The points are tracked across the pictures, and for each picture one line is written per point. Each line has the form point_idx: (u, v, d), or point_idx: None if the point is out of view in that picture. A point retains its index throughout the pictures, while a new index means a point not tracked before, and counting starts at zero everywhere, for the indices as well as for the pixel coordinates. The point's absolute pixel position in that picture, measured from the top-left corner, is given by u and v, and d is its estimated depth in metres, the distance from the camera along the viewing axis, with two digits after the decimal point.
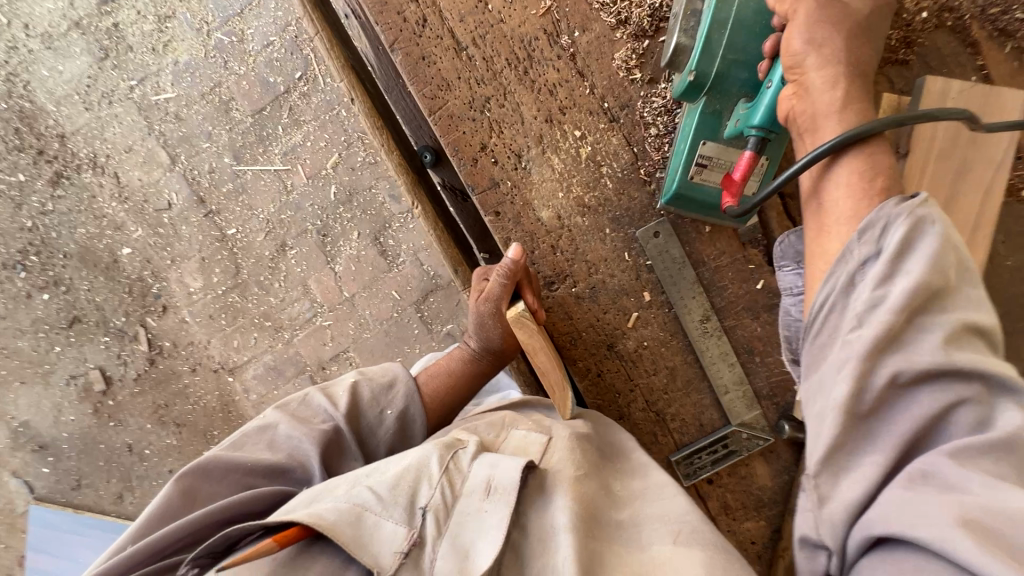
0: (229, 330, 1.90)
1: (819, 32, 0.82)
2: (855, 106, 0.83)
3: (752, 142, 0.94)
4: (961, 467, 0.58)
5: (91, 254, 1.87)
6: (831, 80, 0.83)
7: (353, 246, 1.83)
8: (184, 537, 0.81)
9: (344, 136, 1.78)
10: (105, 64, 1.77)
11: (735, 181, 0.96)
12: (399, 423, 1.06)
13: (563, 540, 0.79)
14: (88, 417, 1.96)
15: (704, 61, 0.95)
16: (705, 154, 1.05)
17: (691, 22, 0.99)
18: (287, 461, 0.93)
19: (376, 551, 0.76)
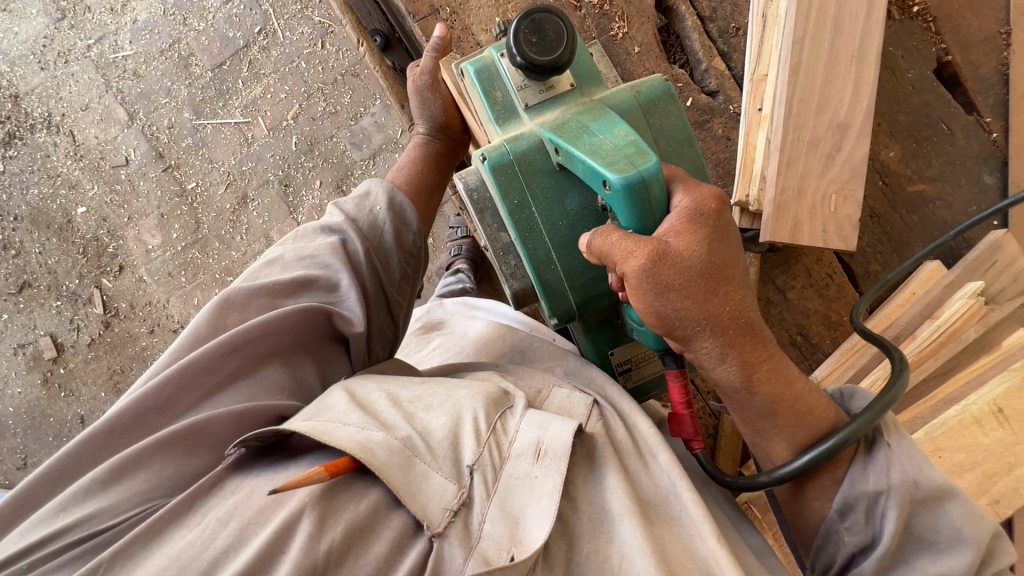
0: (189, 288, 1.81)
1: (649, 283, 0.61)
2: (738, 325, 0.63)
3: (670, 364, 0.77)
4: (928, 522, 0.62)
5: (43, 215, 1.83)
6: (714, 331, 0.62)
7: (316, 195, 1.79)
8: (212, 372, 0.74)
9: (304, 87, 1.80)
10: (62, 24, 1.83)
11: (687, 423, 0.77)
12: (391, 213, 0.94)
13: (630, 529, 0.65)
14: (36, 389, 1.81)
15: (556, 303, 0.79)
16: (624, 360, 0.93)
17: (511, 265, 0.83)
18: (307, 275, 0.83)
19: (426, 502, 0.62)
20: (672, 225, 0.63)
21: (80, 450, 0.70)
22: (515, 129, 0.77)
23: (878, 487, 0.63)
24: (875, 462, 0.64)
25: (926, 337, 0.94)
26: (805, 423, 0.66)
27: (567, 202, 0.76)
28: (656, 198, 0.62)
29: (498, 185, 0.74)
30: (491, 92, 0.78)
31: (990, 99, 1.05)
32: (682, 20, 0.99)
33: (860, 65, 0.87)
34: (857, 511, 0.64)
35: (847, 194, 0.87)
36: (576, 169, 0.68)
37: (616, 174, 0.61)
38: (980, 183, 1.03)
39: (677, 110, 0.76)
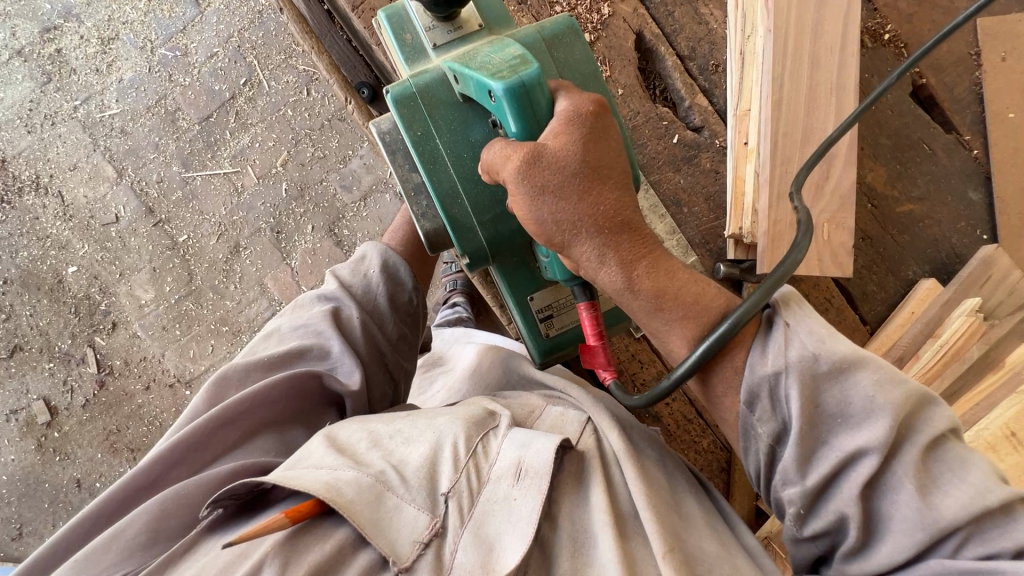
0: (184, 341, 1.79)
1: (524, 186, 0.60)
2: (618, 229, 0.61)
3: (580, 295, 0.75)
4: (840, 392, 0.54)
5: (34, 277, 1.81)
6: (590, 231, 0.61)
7: (308, 240, 1.79)
8: (202, 449, 0.73)
9: (291, 134, 1.81)
10: (49, 87, 1.85)
11: (598, 353, 0.75)
12: (384, 274, 0.93)
13: (605, 543, 0.62)
14: (30, 455, 1.76)
15: (467, 242, 0.77)
16: (543, 307, 0.88)
17: (422, 206, 0.79)
18: (301, 344, 0.83)
19: (395, 536, 0.61)
20: (552, 130, 0.62)
21: (68, 535, 0.68)
22: (423, 66, 0.77)
23: (775, 368, 0.56)
24: (772, 343, 0.57)
25: (928, 357, 0.94)
26: (693, 314, 0.60)
27: (473, 133, 0.75)
28: (539, 103, 0.63)
29: (401, 116, 0.73)
30: (402, 38, 0.79)
31: (967, 118, 1.07)
32: (662, 60, 1.02)
33: (839, 96, 0.89)
34: (762, 399, 0.57)
35: (839, 223, 0.88)
36: (471, 91, 0.68)
37: (498, 80, 0.62)
38: (966, 201, 1.04)
39: (580, 43, 0.76)
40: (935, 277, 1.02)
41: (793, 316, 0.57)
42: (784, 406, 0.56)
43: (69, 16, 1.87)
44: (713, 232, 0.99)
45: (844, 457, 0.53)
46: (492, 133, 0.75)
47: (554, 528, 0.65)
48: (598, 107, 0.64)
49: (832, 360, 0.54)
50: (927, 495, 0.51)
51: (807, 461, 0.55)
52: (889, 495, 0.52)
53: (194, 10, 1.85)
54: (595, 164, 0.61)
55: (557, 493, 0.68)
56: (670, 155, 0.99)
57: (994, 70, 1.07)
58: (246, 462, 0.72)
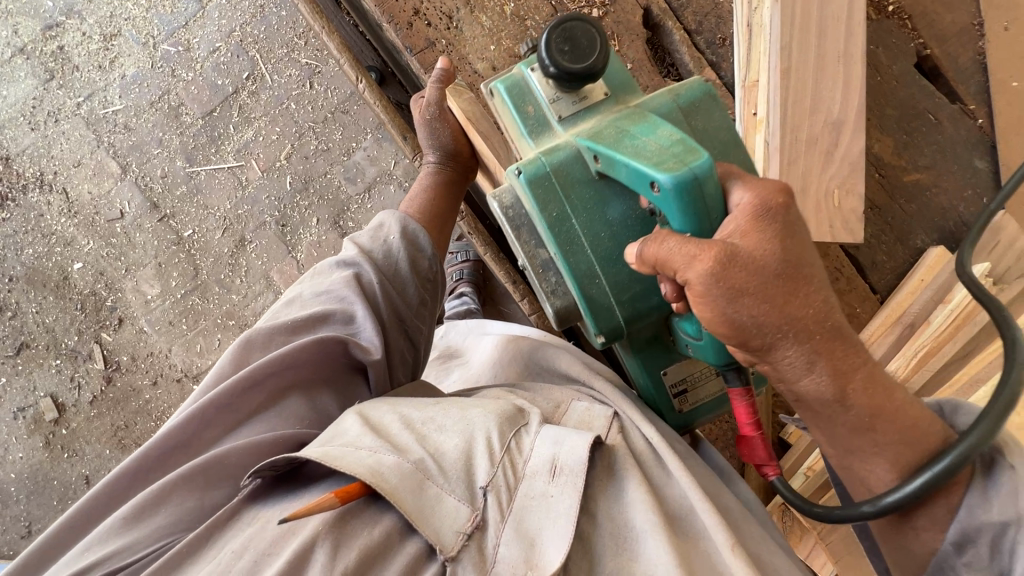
0: (191, 335, 1.79)
1: (717, 289, 0.55)
2: (829, 342, 0.56)
3: (733, 380, 0.69)
4: None
5: (39, 274, 1.82)
6: (796, 337, 0.56)
7: (313, 232, 1.79)
8: (234, 412, 0.74)
9: (295, 127, 1.82)
10: (51, 85, 1.86)
11: (757, 445, 0.70)
12: (404, 241, 0.93)
13: (656, 543, 0.63)
14: (38, 452, 1.76)
15: (602, 319, 0.73)
16: (677, 381, 0.84)
17: (551, 282, 0.77)
18: (324, 309, 0.84)
19: (439, 525, 0.61)
20: (737, 227, 0.57)
21: (106, 490, 0.69)
22: (550, 141, 0.72)
23: (1003, 517, 0.54)
24: (997, 487, 0.55)
25: (941, 321, 0.92)
26: (908, 439, 0.58)
27: (610, 212, 0.71)
28: (713, 197, 0.57)
29: (535, 198, 0.70)
30: (525, 108, 0.74)
31: (971, 87, 1.09)
32: (670, 35, 1.02)
33: (847, 65, 0.90)
34: (978, 544, 0.56)
35: (848, 189, 0.89)
36: (618, 175, 0.65)
37: (665, 173, 0.57)
38: (972, 168, 1.05)
39: (720, 110, 0.70)
40: (944, 246, 1.03)
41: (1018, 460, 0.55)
42: (1004, 557, 0.55)
43: (71, 13, 1.87)
44: None
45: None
46: (628, 211, 0.71)
47: (593, 524, 0.66)
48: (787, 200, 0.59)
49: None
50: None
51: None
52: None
53: (195, 4, 1.85)
54: (795, 266, 0.56)
55: (593, 490, 0.68)
56: None
57: (997, 40, 1.08)
58: (286, 433, 0.73)
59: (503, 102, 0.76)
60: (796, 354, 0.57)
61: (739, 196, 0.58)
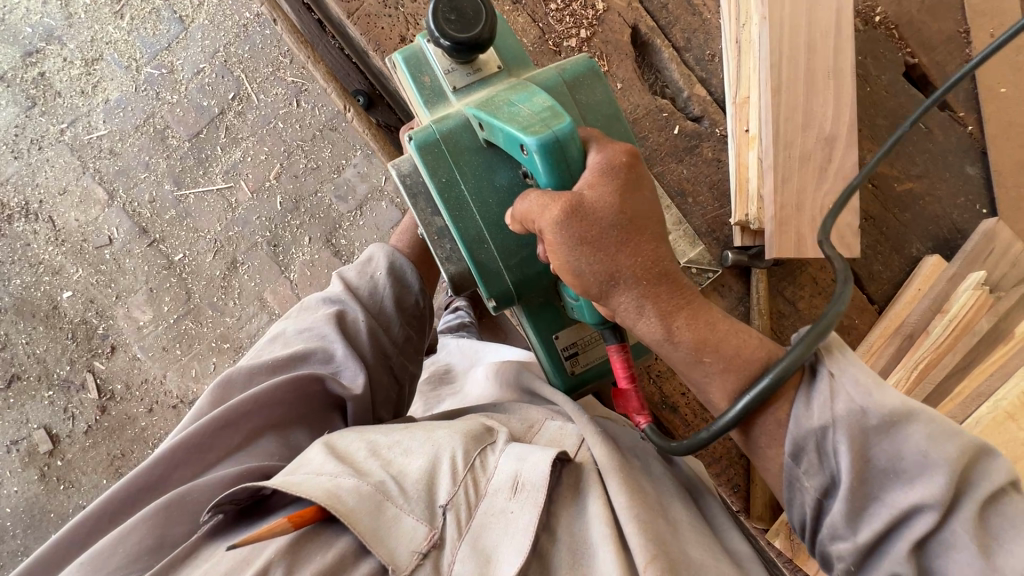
0: (185, 360, 1.76)
1: (563, 237, 0.60)
2: (661, 287, 0.61)
3: (609, 338, 0.75)
4: (893, 440, 0.54)
5: (28, 304, 1.79)
6: (629, 281, 0.61)
7: (305, 252, 1.78)
8: (204, 451, 0.73)
9: (282, 146, 1.80)
10: (33, 112, 1.83)
11: (632, 397, 0.74)
12: (390, 277, 0.93)
13: (605, 555, 0.61)
14: (33, 485, 1.72)
15: (492, 283, 0.78)
16: (568, 345, 0.87)
17: (446, 248, 0.81)
18: (305, 347, 0.83)
19: (394, 545, 0.61)
20: (585, 180, 0.62)
21: (71, 534, 0.68)
22: (444, 110, 0.78)
23: (821, 421, 0.56)
24: (817, 394, 0.57)
25: (940, 332, 0.96)
26: (736, 365, 0.61)
27: (498, 178, 0.75)
28: (572, 156, 0.63)
29: (426, 163, 0.74)
30: (423, 79, 0.80)
31: (959, 95, 1.09)
32: (658, 52, 1.03)
33: (836, 81, 0.92)
34: (809, 453, 0.58)
35: (843, 204, 0.89)
36: (498, 140, 0.69)
37: (532, 137, 0.62)
38: (963, 175, 1.06)
39: (601, 83, 0.77)
40: (938, 253, 1.04)
41: (838, 365, 0.57)
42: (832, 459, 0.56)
43: (52, 38, 1.85)
44: (718, 221, 0.99)
45: (898, 516, 0.53)
46: (516, 178, 0.75)
47: (553, 540, 0.65)
48: (631, 157, 0.65)
49: (882, 414, 0.53)
50: (988, 555, 0.50)
51: (857, 517, 0.55)
52: (949, 554, 0.51)
53: (178, 26, 1.83)
54: (632, 216, 0.61)
55: (556, 506, 0.68)
56: (673, 148, 1.00)
57: (984, 46, 1.09)
58: (251, 466, 0.71)
59: (402, 72, 0.80)
60: (632, 295, 0.61)
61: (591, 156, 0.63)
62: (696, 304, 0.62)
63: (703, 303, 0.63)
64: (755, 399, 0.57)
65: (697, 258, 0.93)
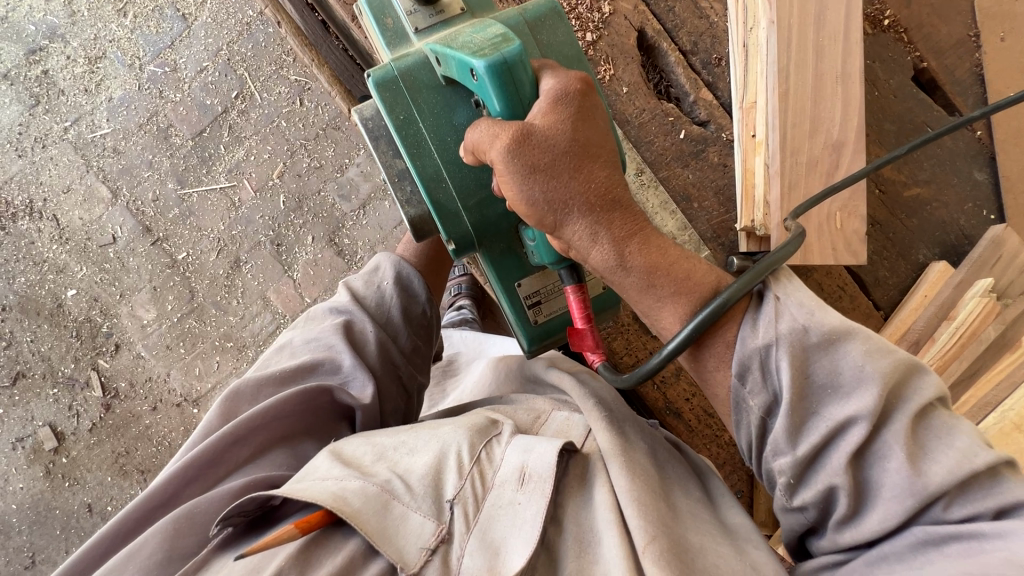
0: (189, 359, 1.77)
1: (515, 165, 0.60)
2: (613, 213, 0.60)
3: (565, 279, 0.74)
4: (832, 355, 0.53)
5: (33, 302, 1.79)
6: (581, 208, 0.60)
7: (309, 251, 1.78)
8: (213, 464, 0.73)
9: (286, 145, 1.79)
10: (37, 110, 1.83)
11: (586, 336, 0.74)
12: (397, 287, 0.93)
13: (610, 541, 0.61)
14: (39, 482, 1.73)
15: (451, 225, 0.76)
16: (531, 293, 0.86)
17: (406, 190, 0.80)
18: (313, 358, 0.83)
19: (403, 544, 0.60)
20: (538, 109, 0.61)
21: (86, 553, 0.68)
22: (405, 50, 0.77)
23: (765, 340, 0.55)
24: (763, 315, 0.56)
25: (946, 339, 0.96)
26: (688, 290, 0.60)
27: (457, 118, 0.74)
28: (522, 82, 0.61)
29: (384, 100, 0.73)
30: (387, 20, 0.79)
31: (968, 100, 1.09)
32: (665, 56, 1.02)
33: (845, 86, 0.91)
34: (754, 371, 0.56)
35: (851, 211, 0.90)
36: (451, 71, 0.68)
37: (480, 58, 0.60)
38: (971, 181, 1.05)
39: (562, 24, 0.77)
40: (946, 260, 1.03)
41: (785, 290, 0.57)
42: (774, 377, 0.55)
43: (55, 36, 1.84)
44: (724, 227, 0.99)
45: (834, 428, 0.52)
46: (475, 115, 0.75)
47: (560, 531, 0.65)
48: (585, 85, 0.63)
49: (822, 330, 0.53)
50: (915, 463, 0.50)
51: (798, 431, 0.54)
52: (881, 463, 0.51)
53: (181, 24, 1.83)
54: (583, 142, 0.60)
55: (562, 498, 0.68)
56: (679, 152, 1.00)
57: (994, 51, 1.08)
58: (258, 476, 0.71)
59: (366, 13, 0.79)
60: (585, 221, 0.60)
61: (543, 83, 0.62)
62: (650, 231, 0.61)
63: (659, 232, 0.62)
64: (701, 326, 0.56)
65: None
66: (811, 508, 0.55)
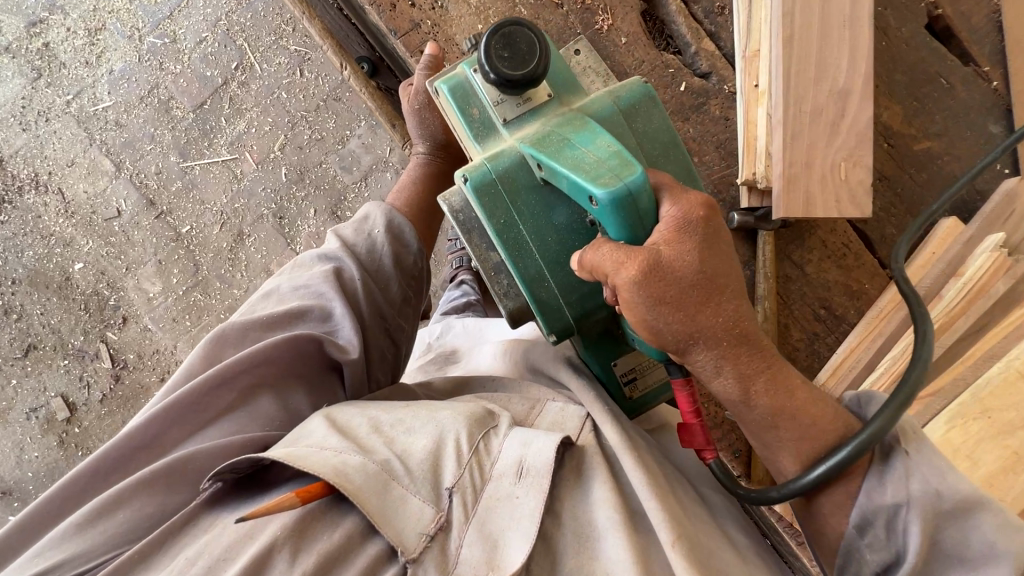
0: (195, 332, 1.79)
1: (641, 296, 0.57)
2: (740, 350, 0.59)
3: (674, 373, 0.70)
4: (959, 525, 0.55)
5: (41, 276, 1.82)
6: (708, 343, 0.58)
7: (311, 223, 1.77)
8: (198, 409, 0.73)
9: (286, 117, 1.78)
10: (39, 83, 1.83)
11: (698, 432, 0.72)
12: (388, 235, 0.92)
13: (615, 544, 0.61)
14: (53, 451, 1.78)
15: (553, 319, 0.74)
16: (627, 371, 0.83)
17: (504, 284, 0.76)
18: (301, 305, 0.82)
19: (402, 526, 0.60)
20: (660, 234, 0.59)
21: (65, 490, 0.69)
22: (495, 146, 0.72)
23: (895, 498, 0.56)
24: (891, 474, 0.57)
25: (952, 297, 0.92)
26: (812, 436, 0.60)
27: (555, 216, 0.71)
28: (645, 209, 0.59)
29: (483, 206, 0.69)
30: (477, 112, 0.74)
31: (985, 48, 1.04)
32: (666, 6, 0.99)
33: (853, 30, 0.88)
34: (877, 527, 0.58)
35: (856, 160, 0.87)
36: (560, 185, 0.64)
37: (602, 189, 0.57)
38: (986, 134, 1.01)
39: (659, 111, 0.72)
40: (956, 215, 1.01)
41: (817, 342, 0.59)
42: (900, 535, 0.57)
43: (54, 8, 1.84)
44: (724, 182, 0.97)
45: None
46: (573, 214, 0.71)
47: (559, 524, 0.65)
48: (707, 208, 0.60)
49: (956, 499, 0.55)
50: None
51: None
52: None
53: None
54: (712, 275, 0.57)
55: (560, 490, 0.68)
56: (679, 106, 0.97)
57: None
58: (249, 435, 0.72)
59: (452, 101, 0.74)
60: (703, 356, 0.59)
61: (665, 208, 0.59)
62: (768, 366, 0.60)
63: (774, 361, 0.61)
64: (836, 465, 0.57)
65: None
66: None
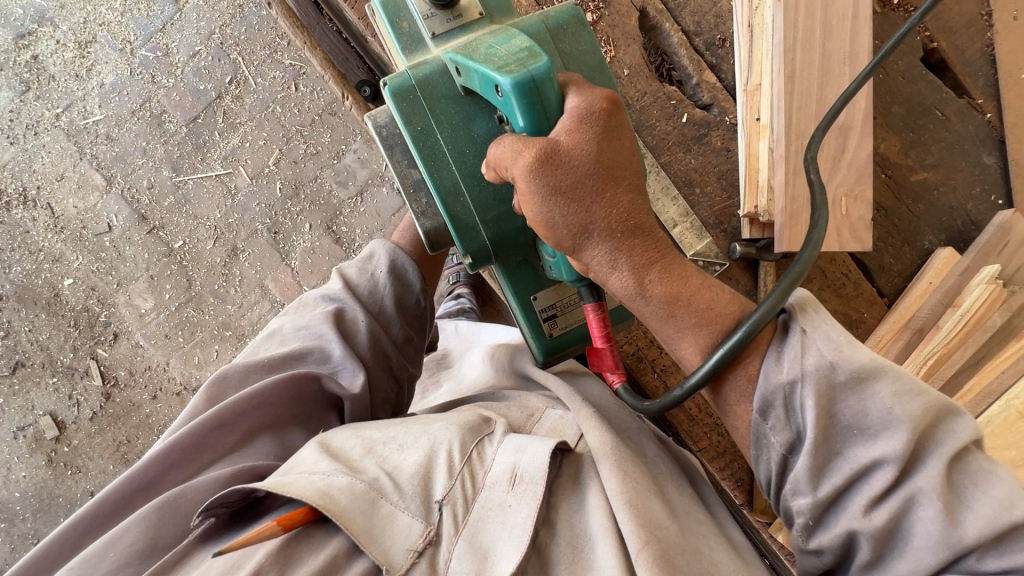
0: (188, 348, 1.76)
1: (537, 186, 0.59)
2: (634, 241, 0.60)
3: (586, 296, 0.72)
4: (858, 397, 0.53)
5: (30, 292, 1.78)
6: (601, 233, 0.59)
7: (306, 238, 1.76)
8: (196, 449, 0.72)
9: (281, 131, 1.76)
10: (28, 96, 1.80)
11: (606, 356, 0.73)
12: (391, 276, 0.92)
13: (604, 549, 0.60)
14: (41, 471, 1.74)
15: (468, 239, 0.75)
16: (546, 307, 0.85)
17: (422, 203, 0.78)
18: (302, 346, 0.82)
19: (389, 545, 0.59)
20: (562, 125, 0.60)
21: (61, 537, 0.67)
22: (421, 57, 0.75)
23: (791, 376, 0.55)
24: (788, 350, 0.56)
25: (949, 329, 0.96)
26: (707, 321, 0.59)
27: (475, 129, 0.73)
28: (549, 100, 0.61)
29: (401, 110, 0.72)
30: (406, 24, 0.76)
31: (980, 81, 1.06)
32: (668, 36, 1.01)
33: (852, 67, 0.90)
34: (777, 408, 0.56)
35: (856, 196, 0.89)
36: (474, 85, 0.67)
37: (506, 75, 0.59)
38: (980, 165, 1.04)
39: (586, 32, 0.74)
40: (952, 246, 1.03)
41: (813, 324, 0.56)
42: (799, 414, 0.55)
43: (43, 20, 1.81)
44: (727, 212, 0.98)
45: (859, 469, 0.52)
46: (493, 128, 0.74)
47: (552, 534, 0.63)
48: (611, 104, 0.62)
49: (850, 369, 0.53)
50: (952, 512, 0.49)
51: (821, 472, 0.54)
52: (915, 511, 0.50)
53: (173, 7, 1.79)
54: (609, 165, 0.59)
55: (555, 499, 0.66)
56: (681, 136, 0.98)
57: (1006, 30, 1.05)
58: (244, 466, 0.72)
59: (382, 13, 0.77)
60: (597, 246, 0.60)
61: (569, 100, 0.61)
62: (665, 256, 0.61)
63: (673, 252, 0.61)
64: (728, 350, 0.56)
65: (703, 251, 0.96)
66: (827, 553, 0.55)
